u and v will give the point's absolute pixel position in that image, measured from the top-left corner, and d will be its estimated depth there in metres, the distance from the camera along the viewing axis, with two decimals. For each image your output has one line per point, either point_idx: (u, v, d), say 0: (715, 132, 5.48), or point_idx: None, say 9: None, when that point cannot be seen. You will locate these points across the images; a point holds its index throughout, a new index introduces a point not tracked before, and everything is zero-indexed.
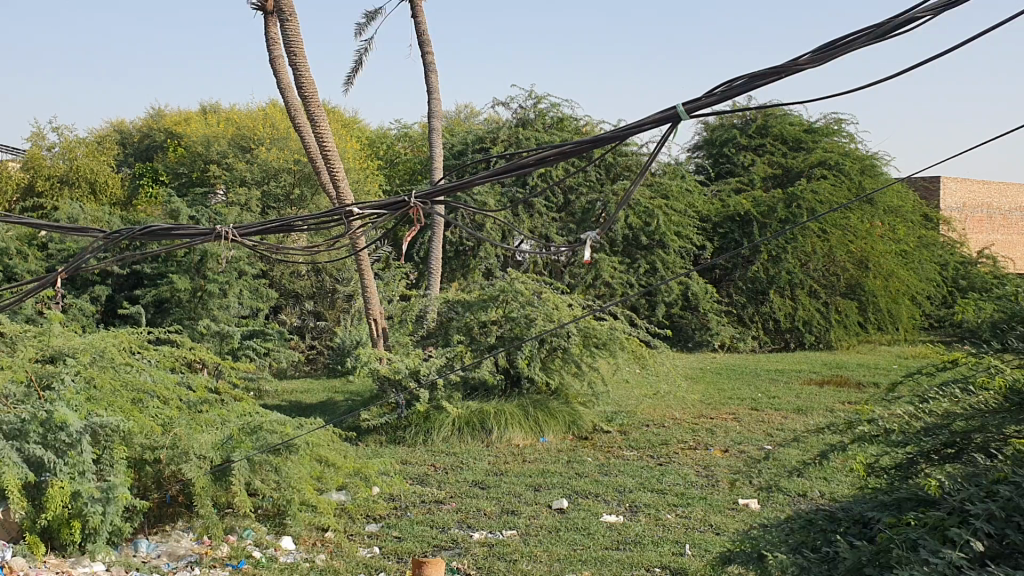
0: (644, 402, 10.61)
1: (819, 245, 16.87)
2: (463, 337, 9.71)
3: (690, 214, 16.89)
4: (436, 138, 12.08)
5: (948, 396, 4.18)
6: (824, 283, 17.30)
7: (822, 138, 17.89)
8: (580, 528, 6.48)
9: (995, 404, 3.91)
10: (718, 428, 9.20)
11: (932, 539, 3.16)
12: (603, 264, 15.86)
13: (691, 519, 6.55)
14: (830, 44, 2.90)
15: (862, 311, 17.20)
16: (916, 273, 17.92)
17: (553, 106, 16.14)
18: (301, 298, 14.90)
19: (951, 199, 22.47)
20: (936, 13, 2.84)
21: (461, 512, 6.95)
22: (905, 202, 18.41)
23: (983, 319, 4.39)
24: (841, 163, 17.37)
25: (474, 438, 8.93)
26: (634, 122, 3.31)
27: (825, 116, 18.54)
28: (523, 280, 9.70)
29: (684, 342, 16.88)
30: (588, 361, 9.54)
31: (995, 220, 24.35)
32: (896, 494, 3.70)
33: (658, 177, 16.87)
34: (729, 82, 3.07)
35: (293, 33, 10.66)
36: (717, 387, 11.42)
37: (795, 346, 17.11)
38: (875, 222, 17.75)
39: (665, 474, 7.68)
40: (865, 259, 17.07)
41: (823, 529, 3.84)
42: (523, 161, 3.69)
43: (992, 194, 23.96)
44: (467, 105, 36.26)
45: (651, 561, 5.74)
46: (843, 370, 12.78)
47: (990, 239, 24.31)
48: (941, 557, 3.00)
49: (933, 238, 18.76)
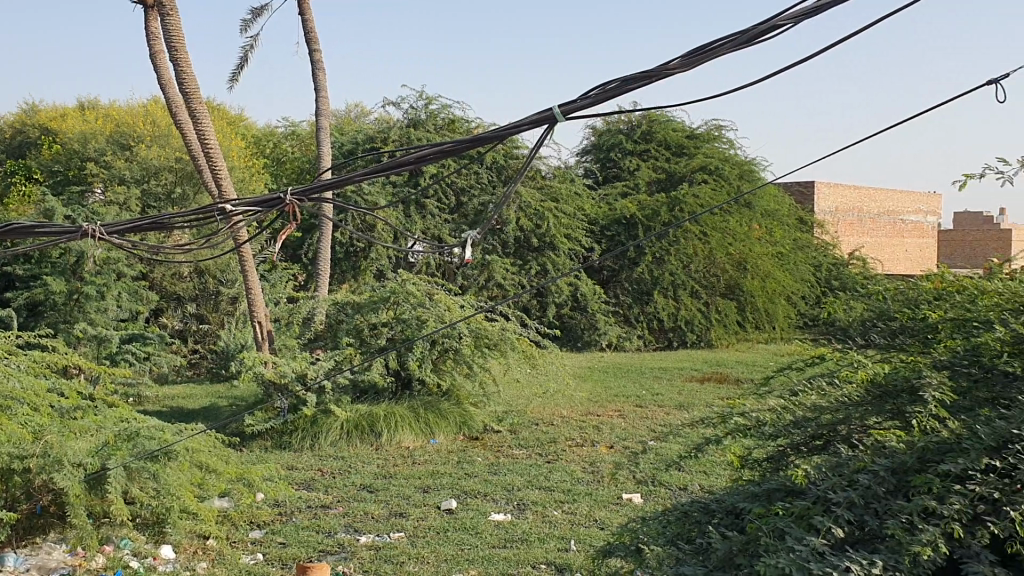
0: (534, 401, 10.68)
1: (700, 248, 17.35)
2: (352, 339, 9.59)
3: (579, 216, 17.11)
4: (325, 136, 11.88)
5: (815, 389, 4.37)
6: (705, 284, 17.74)
7: (704, 144, 18.44)
8: (468, 528, 6.49)
9: (859, 397, 4.09)
10: (605, 425, 9.36)
11: (797, 528, 3.28)
12: (495, 265, 15.90)
13: (577, 515, 6.64)
14: (698, 50, 2.96)
15: (741, 311, 17.81)
16: (791, 273, 18.63)
17: (444, 108, 16.11)
18: (184, 300, 14.46)
19: (825, 203, 23.41)
20: (798, 21, 2.93)
21: (348, 516, 6.88)
22: (782, 206, 19.12)
23: (852, 317, 4.70)
24: (721, 168, 17.96)
25: (362, 442, 8.84)
26: (514, 122, 3.33)
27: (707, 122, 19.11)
28: (414, 281, 9.66)
29: (573, 342, 17.10)
30: (479, 361, 9.56)
31: (864, 224, 25.50)
32: (766, 485, 3.84)
33: (548, 180, 17.02)
34: (603, 86, 3.08)
35: (173, 28, 10.34)
36: (604, 386, 11.59)
37: (678, 344, 17.56)
38: (753, 226, 18.34)
39: (553, 471, 7.77)
40: (745, 261, 17.65)
41: (698, 520, 3.96)
42: (401, 160, 3.67)
43: (861, 199, 25.07)
44: (357, 104, 36.02)
45: (537, 558, 5.80)
46: (724, 368, 13.17)
47: (860, 242, 25.45)
48: (805, 545, 3.13)
49: (807, 240, 19.53)
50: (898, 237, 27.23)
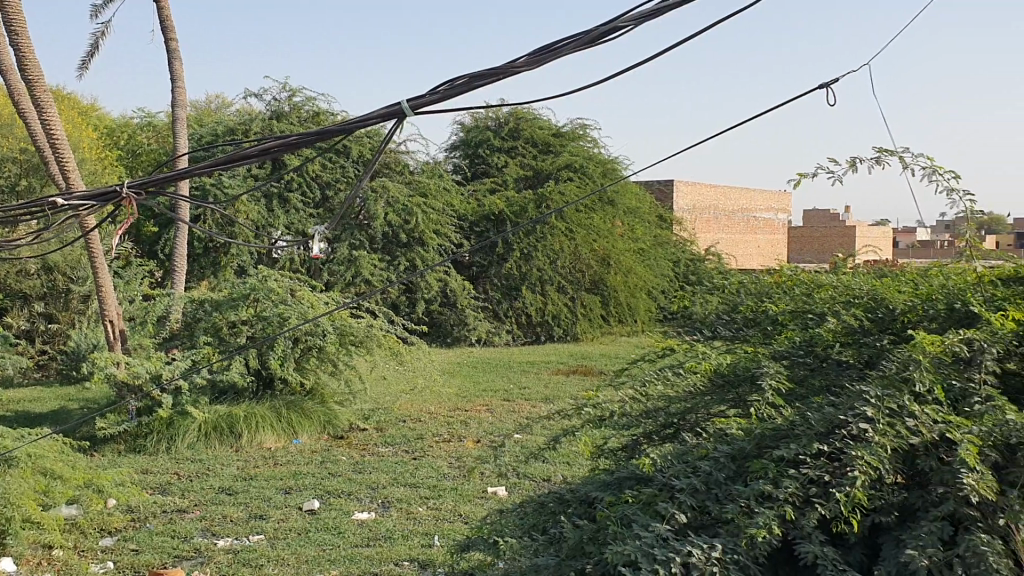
0: (402, 398, 10.64)
1: (566, 244, 17.66)
2: (211, 337, 9.31)
3: (447, 212, 17.12)
4: (182, 128, 11.47)
5: (662, 379, 4.43)
6: (571, 279, 18.10)
7: (569, 142, 18.74)
8: (330, 528, 6.40)
9: (704, 386, 4.26)
10: (472, 419, 9.40)
11: (644, 515, 3.38)
12: (362, 261, 15.72)
13: (441, 510, 6.65)
14: (544, 48, 3.00)
15: (605, 305, 18.26)
16: (651, 269, 19.20)
17: (308, 100, 15.83)
18: (31, 299, 13.70)
19: (684, 201, 24.20)
20: (637, 24, 3.01)
21: (205, 520, 6.68)
22: (643, 204, 19.67)
23: (709, 310, 4.92)
24: (585, 167, 18.31)
25: (221, 443, 8.60)
26: (361, 117, 3.29)
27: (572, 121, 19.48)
28: (276, 277, 9.46)
29: (441, 338, 17.10)
30: (344, 358, 9.44)
31: (720, 221, 26.54)
32: (618, 474, 3.93)
33: (416, 175, 16.93)
34: (450, 82, 3.09)
35: (14, 10, 9.77)
36: (471, 381, 11.65)
37: (545, 339, 17.83)
38: (616, 222, 18.77)
39: (418, 467, 7.76)
40: (608, 257, 18.04)
41: (552, 511, 4.02)
42: (245, 153, 3.59)
43: (718, 197, 26.05)
44: (218, 96, 34.92)
45: (400, 555, 5.78)
46: (588, 361, 13.45)
47: (717, 238, 26.47)
48: (651, 531, 3.22)
49: (667, 237, 20.18)
50: (753, 233, 28.43)
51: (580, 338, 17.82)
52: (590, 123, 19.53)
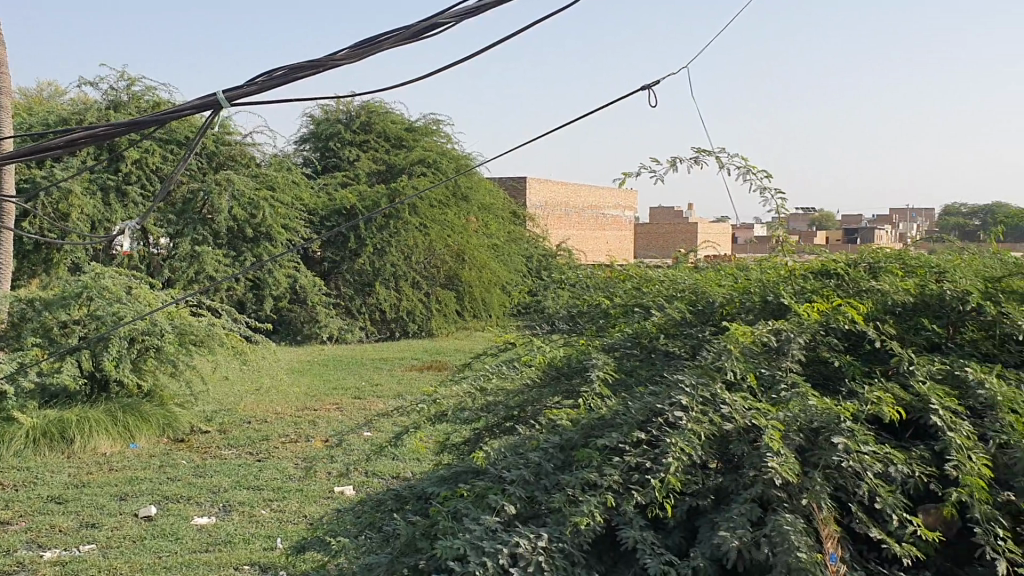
0: (247, 398, 10.36)
1: (420, 239, 17.48)
2: (39, 338, 8.77)
3: (296, 207, 16.78)
4: (4, 116, 10.80)
5: (497, 371, 4.63)
6: (426, 275, 18.14)
7: (422, 137, 18.73)
8: (168, 534, 6.17)
9: (538, 377, 4.36)
10: (320, 419, 9.26)
11: (474, 508, 3.40)
12: (207, 257, 15.21)
13: (285, 512, 6.51)
14: (364, 41, 2.98)
15: (459, 301, 18.42)
16: (505, 264, 19.40)
17: (149, 90, 15.21)
18: None
19: (536, 197, 24.56)
20: (457, 22, 3.07)
21: (30, 531, 6.31)
22: (497, 201, 19.86)
23: (560, 307, 5.06)
24: (439, 162, 18.21)
25: (52, 450, 8.14)
26: (177, 107, 3.19)
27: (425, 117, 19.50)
28: (112, 275, 9.16)
29: (292, 336, 16.73)
30: (185, 359, 9.12)
31: (572, 217, 27.06)
32: (454, 469, 3.95)
33: (264, 169, 16.52)
34: (269, 73, 3.04)
35: None
36: (321, 379, 11.47)
37: (398, 335, 17.74)
38: (471, 218, 18.74)
39: (263, 469, 7.58)
40: (462, 253, 18.12)
41: (389, 508, 4.00)
42: (52, 143, 3.43)
43: (568, 195, 26.58)
44: (48, 84, 33.00)
45: (241, 559, 5.63)
46: (440, 357, 13.48)
47: (569, 234, 26.99)
48: (480, 524, 3.25)
49: (520, 233, 20.49)
50: (603, 229, 29.16)
51: (434, 334, 17.89)
52: (443, 120, 19.58)
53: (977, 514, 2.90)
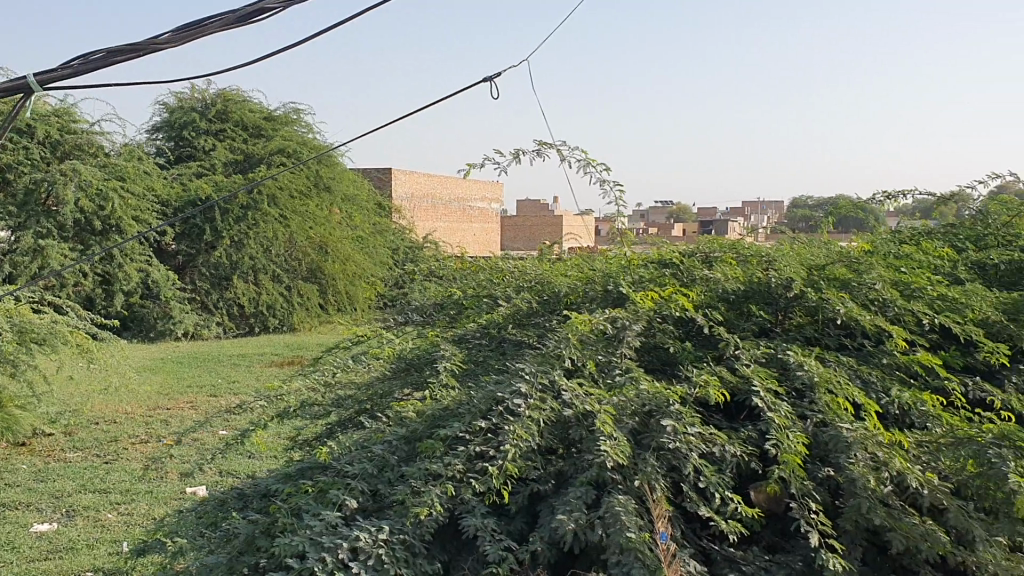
0: (94, 398, 9.91)
1: (280, 232, 17.20)
2: None
3: (149, 198, 16.19)
4: None
5: (341, 366, 4.45)
6: (287, 268, 17.89)
7: (281, 127, 18.46)
8: (4, 543, 5.84)
9: (382, 371, 4.36)
10: (173, 418, 8.97)
11: (315, 504, 3.35)
12: (51, 251, 14.49)
13: (132, 516, 6.27)
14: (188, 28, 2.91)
15: (322, 294, 18.28)
16: (369, 257, 19.33)
17: None
18: None
19: (402, 188, 24.45)
20: (284, 8, 3.09)
21: None
22: (361, 192, 19.78)
23: (426, 299, 5.06)
24: (299, 151, 18.02)
25: None
26: None
27: (285, 107, 19.23)
28: None
29: (145, 332, 16.10)
30: (26, 359, 8.64)
31: (438, 209, 27.12)
32: (298, 466, 3.87)
33: (113, 159, 15.84)
34: (86, 58, 2.92)
35: None
36: (175, 377, 11.10)
37: (259, 330, 17.35)
38: (334, 209, 18.67)
39: (110, 471, 7.29)
40: (325, 245, 18.00)
41: (231, 508, 3.90)
42: None
43: (434, 185, 26.55)
44: None
45: (84, 565, 5.40)
46: (301, 351, 13.30)
47: (436, 225, 27.01)
48: (320, 520, 3.20)
49: (385, 225, 20.50)
50: (470, 221, 29.24)
51: (297, 328, 17.64)
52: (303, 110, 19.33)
53: (796, 487, 3.09)
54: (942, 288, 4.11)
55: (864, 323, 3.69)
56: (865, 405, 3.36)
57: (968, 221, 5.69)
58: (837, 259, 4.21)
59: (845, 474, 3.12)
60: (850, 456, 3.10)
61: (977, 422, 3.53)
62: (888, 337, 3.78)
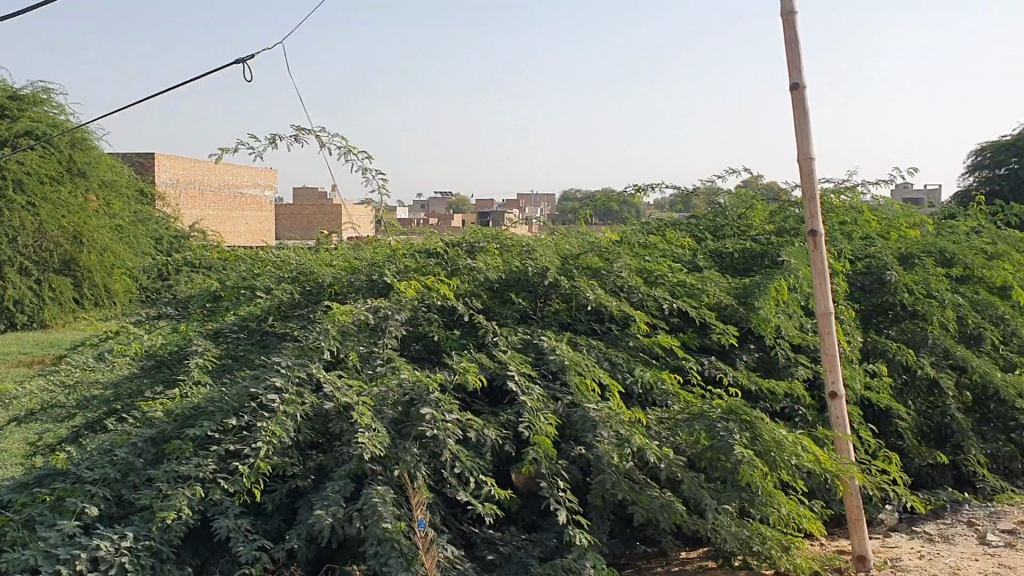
0: None
1: (27, 220, 16.11)
2: None
3: None
4: None
5: (89, 363, 4.67)
6: (36, 259, 16.44)
7: (29, 107, 17.04)
8: None
9: (134, 369, 4.24)
10: None
11: (52, 513, 3.15)
12: None
13: None
14: None
15: (76, 288, 17.06)
16: (132, 247, 18.47)
17: None
18: None
19: (166, 174, 23.28)
20: None
21: None
22: (119, 178, 19.04)
23: (189, 294, 5.33)
24: (48, 134, 16.79)
25: None
26: None
27: (32, 85, 17.80)
28: None
29: None
30: None
31: (207, 196, 26.05)
32: (34, 474, 3.59)
33: None
34: None
35: None
36: None
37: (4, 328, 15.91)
38: (90, 196, 17.81)
39: None
40: (79, 235, 16.83)
41: None
42: None
43: (202, 171, 25.45)
44: None
45: None
46: (53, 349, 12.34)
47: (204, 214, 25.94)
48: (56, 530, 3.00)
49: (148, 213, 19.73)
50: (242, 209, 28.22)
51: (49, 325, 16.34)
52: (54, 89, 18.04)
53: (546, 468, 3.72)
54: (681, 277, 5.75)
55: (614, 311, 5.06)
56: (608, 385, 4.42)
57: (710, 213, 7.17)
58: (592, 250, 5.85)
59: (592, 451, 4.00)
60: (596, 434, 4.00)
61: (705, 395, 4.92)
62: (633, 322, 5.14)
